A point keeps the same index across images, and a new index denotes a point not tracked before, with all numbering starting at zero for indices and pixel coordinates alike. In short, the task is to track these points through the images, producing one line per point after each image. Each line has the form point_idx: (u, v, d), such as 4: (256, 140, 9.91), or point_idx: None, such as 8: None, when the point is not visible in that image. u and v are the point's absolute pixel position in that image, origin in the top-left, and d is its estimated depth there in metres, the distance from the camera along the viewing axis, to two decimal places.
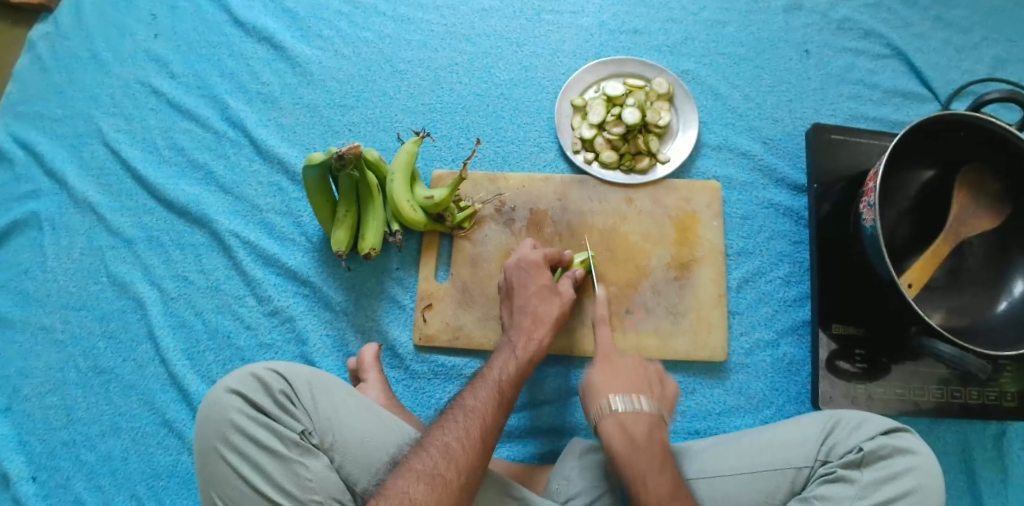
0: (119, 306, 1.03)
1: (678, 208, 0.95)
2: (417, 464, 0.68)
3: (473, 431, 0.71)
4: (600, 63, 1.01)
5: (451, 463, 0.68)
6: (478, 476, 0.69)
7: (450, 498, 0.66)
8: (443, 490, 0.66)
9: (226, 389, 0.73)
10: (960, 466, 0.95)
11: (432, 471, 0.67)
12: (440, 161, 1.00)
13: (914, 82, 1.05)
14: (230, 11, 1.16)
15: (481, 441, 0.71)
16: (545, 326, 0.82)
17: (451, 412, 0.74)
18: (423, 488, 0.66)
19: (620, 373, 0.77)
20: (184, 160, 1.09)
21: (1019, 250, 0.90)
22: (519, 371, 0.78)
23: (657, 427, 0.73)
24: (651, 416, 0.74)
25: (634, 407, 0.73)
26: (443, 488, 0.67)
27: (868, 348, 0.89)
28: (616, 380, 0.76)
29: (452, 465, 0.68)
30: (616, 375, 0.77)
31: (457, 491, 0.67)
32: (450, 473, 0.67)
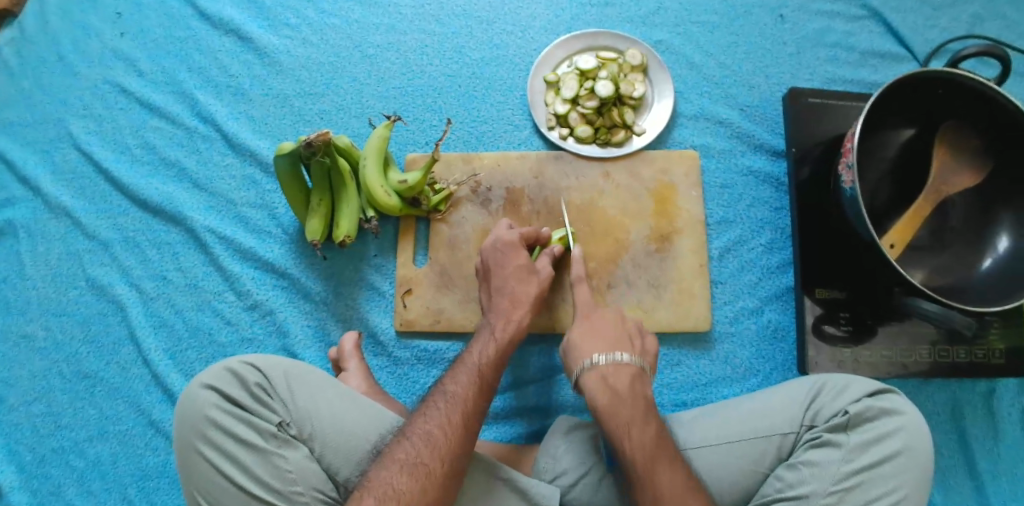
0: (100, 310, 1.01)
1: (656, 180, 0.94)
2: (399, 455, 0.67)
3: (456, 416, 0.70)
4: (571, 37, 0.99)
5: (434, 450, 0.67)
6: (463, 461, 0.68)
7: (435, 486, 0.65)
8: (427, 478, 0.65)
9: (201, 385, 0.72)
10: (951, 426, 0.95)
11: (414, 460, 0.66)
12: (413, 145, 0.99)
13: (891, 42, 1.03)
14: (194, 4, 1.10)
15: (463, 427, 0.69)
16: (524, 306, 0.81)
17: (431, 399, 0.73)
18: (406, 477, 0.65)
19: (600, 332, 0.79)
20: (156, 158, 1.05)
21: (1002, 206, 0.89)
22: (498, 353, 0.78)
23: (640, 380, 0.75)
24: (634, 369, 0.75)
25: (613, 360, 0.75)
26: (426, 476, 0.66)
27: (853, 311, 0.88)
28: (592, 341, 0.78)
29: (435, 453, 0.67)
30: (596, 333, 0.79)
31: (441, 478, 0.66)
32: (434, 461, 0.66)
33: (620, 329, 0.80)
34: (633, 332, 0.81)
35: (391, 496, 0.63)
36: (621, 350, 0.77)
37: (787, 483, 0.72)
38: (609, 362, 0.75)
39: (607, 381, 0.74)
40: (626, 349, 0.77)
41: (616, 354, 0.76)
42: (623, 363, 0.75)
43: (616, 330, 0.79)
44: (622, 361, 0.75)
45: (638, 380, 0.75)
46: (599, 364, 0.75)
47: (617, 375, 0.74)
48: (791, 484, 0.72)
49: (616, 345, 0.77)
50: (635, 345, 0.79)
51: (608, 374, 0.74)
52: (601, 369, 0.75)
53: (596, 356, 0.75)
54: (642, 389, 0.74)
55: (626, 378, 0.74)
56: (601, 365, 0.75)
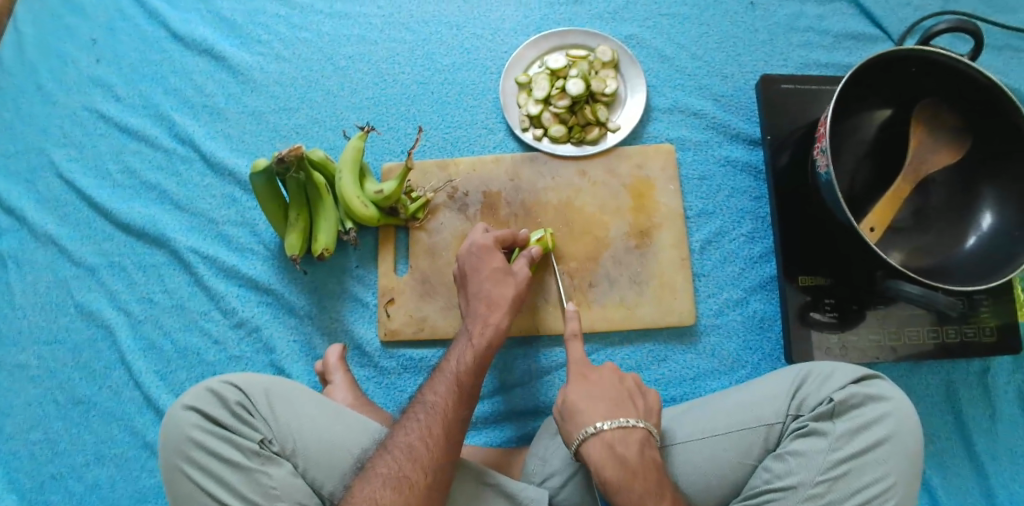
0: (90, 335, 1.00)
1: (633, 175, 0.94)
2: (380, 470, 0.67)
3: (436, 427, 0.70)
4: (541, 37, 0.98)
5: (416, 463, 0.67)
6: (449, 472, 0.69)
7: (419, 497, 0.65)
8: (410, 490, 0.66)
9: (182, 406, 0.72)
10: (946, 407, 0.93)
11: (396, 475, 0.66)
12: (389, 154, 0.99)
13: (864, 23, 1.03)
14: (167, 26, 1.09)
15: (444, 440, 0.69)
16: (501, 309, 0.81)
17: (411, 410, 0.73)
18: (389, 491, 0.65)
19: (601, 392, 0.74)
20: (137, 182, 1.04)
21: (983, 182, 0.88)
22: (477, 363, 0.76)
23: (649, 446, 0.70)
24: (642, 432, 0.70)
25: (619, 424, 0.70)
26: (409, 489, 0.66)
27: (838, 297, 0.88)
28: (589, 397, 0.73)
29: (417, 466, 0.67)
30: (596, 393, 0.74)
31: (425, 490, 0.66)
32: (416, 473, 0.67)
33: (621, 389, 0.75)
34: (634, 389, 0.75)
35: None
36: (626, 413, 0.72)
37: (775, 474, 0.71)
38: (616, 429, 0.70)
39: (615, 451, 0.68)
40: (630, 410, 0.72)
41: (622, 421, 0.70)
42: (630, 428, 0.70)
43: (618, 389, 0.74)
44: (629, 427, 0.70)
45: (647, 446, 0.70)
46: (604, 432, 0.70)
47: (626, 443, 0.69)
48: (778, 475, 0.71)
49: (620, 408, 0.72)
50: (638, 405, 0.73)
51: (615, 442, 0.69)
52: (607, 438, 0.69)
53: (600, 424, 0.70)
54: (652, 455, 0.70)
55: (635, 447, 0.69)
56: (607, 433, 0.69)
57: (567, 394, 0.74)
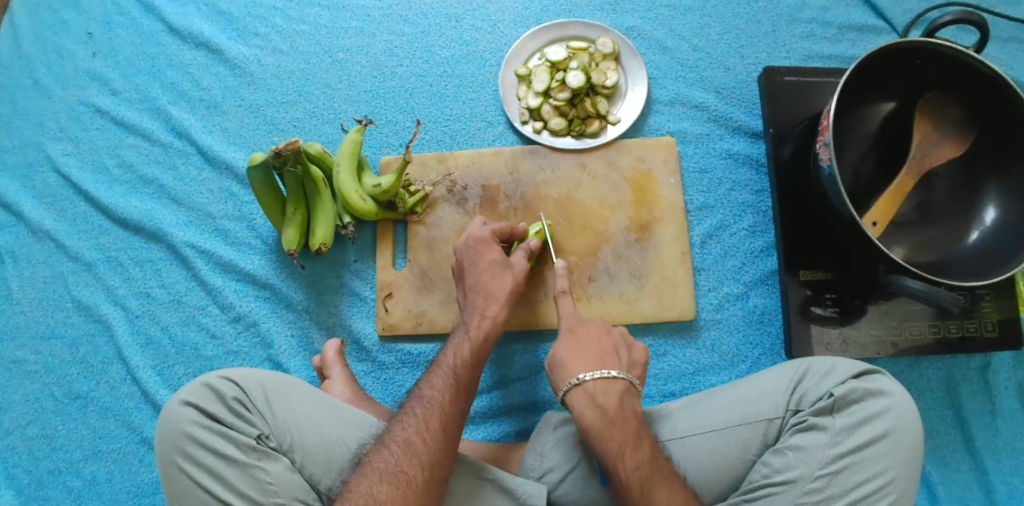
0: (87, 330, 0.99)
1: (633, 169, 0.93)
2: (377, 466, 0.66)
3: (434, 422, 0.70)
4: (541, 29, 0.97)
5: (414, 458, 0.67)
6: (447, 467, 0.68)
7: (416, 493, 0.65)
8: (408, 486, 0.65)
9: (178, 401, 0.71)
10: (948, 402, 0.93)
11: (394, 469, 0.66)
12: (387, 147, 0.98)
13: (869, 15, 1.01)
14: (164, 19, 1.08)
15: (441, 435, 0.69)
16: (499, 301, 0.81)
17: (409, 405, 0.72)
18: (386, 486, 0.65)
19: (586, 347, 0.77)
20: (134, 177, 1.03)
21: (988, 176, 0.87)
22: (473, 357, 0.76)
23: (629, 396, 0.73)
24: (622, 383, 0.73)
25: (601, 376, 0.73)
26: (407, 484, 0.66)
27: (839, 292, 0.87)
28: (574, 352, 0.76)
29: (414, 461, 0.67)
30: (581, 349, 0.77)
31: (422, 485, 0.66)
32: (414, 469, 0.66)
33: (607, 345, 0.78)
34: (619, 344, 0.78)
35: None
36: (608, 365, 0.75)
37: (773, 469, 0.71)
38: (597, 380, 0.72)
39: (596, 401, 0.71)
40: (613, 363, 0.75)
41: (604, 372, 0.73)
42: (611, 379, 0.73)
43: (602, 343, 0.77)
44: (611, 378, 0.73)
45: (628, 396, 0.73)
46: (586, 382, 0.73)
47: (606, 393, 0.72)
48: (777, 470, 0.70)
49: (602, 361, 0.75)
50: (622, 358, 0.76)
51: (596, 393, 0.72)
52: (589, 389, 0.72)
53: (582, 374, 0.73)
54: (631, 404, 0.72)
55: (615, 396, 0.72)
56: (590, 384, 0.72)
57: (554, 349, 0.78)
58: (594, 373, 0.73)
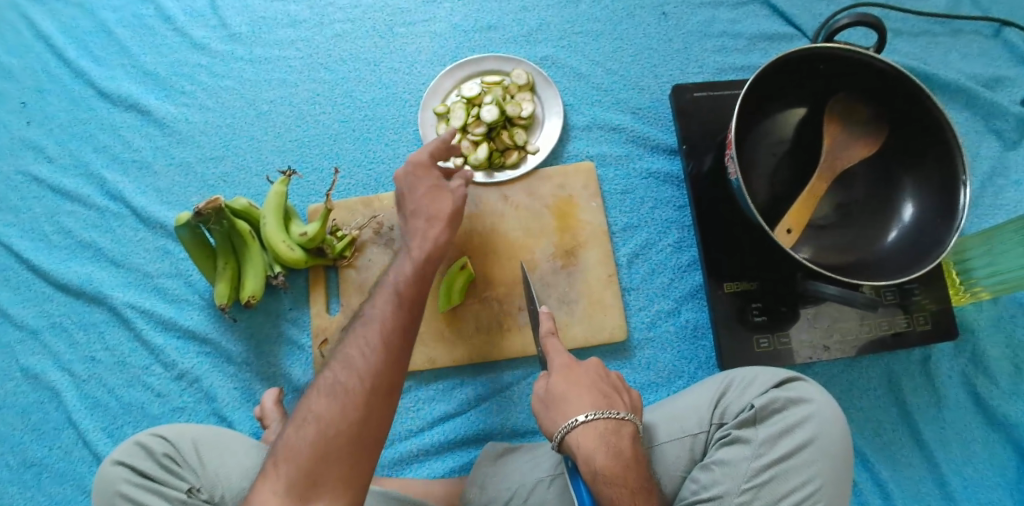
0: (36, 398, 1.00)
1: (555, 196, 0.94)
2: (314, 396, 0.66)
3: (372, 336, 0.67)
4: (455, 67, 0.99)
5: (352, 371, 0.66)
6: (394, 378, 0.66)
7: (356, 401, 0.64)
8: (345, 397, 0.64)
9: (112, 462, 0.75)
10: (890, 398, 0.92)
11: (332, 385, 0.65)
12: (315, 195, 1.00)
13: (778, 23, 1.03)
14: (94, 84, 1.10)
15: (381, 353, 0.66)
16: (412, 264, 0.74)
17: (354, 328, 0.70)
18: (327, 399, 0.65)
19: (584, 382, 0.71)
20: (73, 242, 1.05)
21: (902, 173, 0.88)
22: (413, 273, 0.73)
23: (635, 440, 0.68)
24: (630, 426, 0.68)
25: (613, 417, 0.67)
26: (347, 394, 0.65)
27: (765, 300, 0.87)
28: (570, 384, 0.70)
29: (353, 371, 0.66)
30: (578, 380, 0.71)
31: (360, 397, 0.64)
32: (352, 380, 0.65)
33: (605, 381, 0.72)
34: (615, 384, 0.72)
35: (313, 417, 0.64)
36: (613, 404, 0.69)
37: (701, 485, 0.70)
38: (609, 421, 0.67)
39: (608, 443, 0.66)
40: (615, 399, 0.70)
41: (613, 412, 0.68)
42: (620, 421, 0.68)
43: (604, 381, 0.71)
44: (620, 420, 0.68)
45: (634, 440, 0.68)
46: (596, 423, 0.67)
47: (618, 435, 0.67)
48: (704, 486, 0.70)
49: (607, 401, 0.69)
50: (624, 397, 0.71)
51: (608, 434, 0.66)
52: (601, 428, 0.66)
53: (590, 414, 0.67)
54: (638, 449, 0.68)
55: (625, 439, 0.67)
56: (601, 424, 0.67)
57: (551, 383, 0.70)
58: (603, 415, 0.68)
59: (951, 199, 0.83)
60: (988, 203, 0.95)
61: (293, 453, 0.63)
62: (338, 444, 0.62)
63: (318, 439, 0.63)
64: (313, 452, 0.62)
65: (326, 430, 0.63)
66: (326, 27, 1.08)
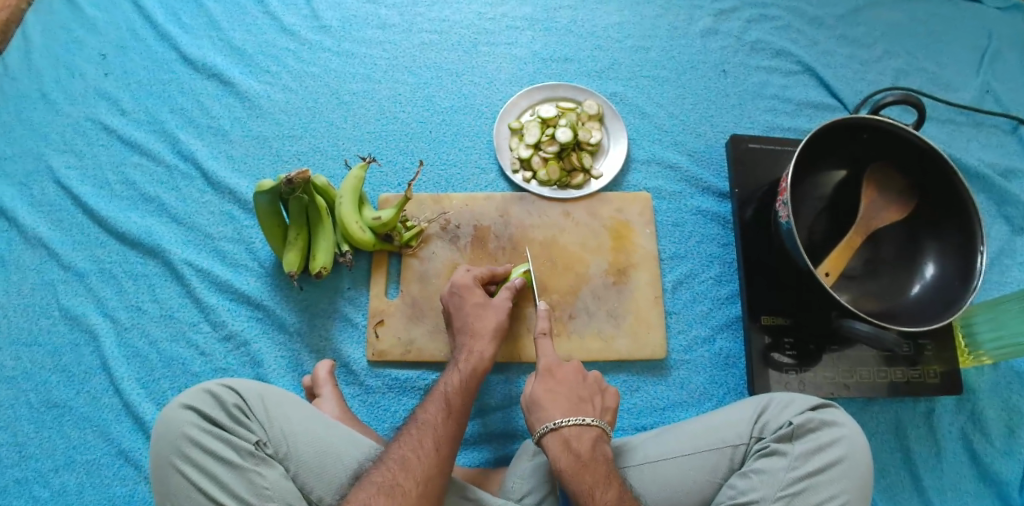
0: (72, 339, 0.99)
1: (613, 218, 1.02)
2: (411, 440, 0.76)
3: (466, 373, 0.84)
4: (533, 89, 1.08)
5: (451, 395, 0.82)
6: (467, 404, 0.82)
7: (455, 419, 0.79)
8: (451, 414, 0.79)
9: (180, 405, 0.75)
10: (894, 443, 0.99)
11: (438, 404, 0.80)
12: (386, 185, 1.06)
13: (824, 94, 1.15)
14: (179, 49, 1.16)
15: (468, 395, 0.83)
16: (484, 338, 0.88)
17: (448, 368, 0.87)
18: (439, 411, 0.79)
19: (563, 387, 0.82)
20: (136, 194, 1.08)
21: (927, 237, 0.97)
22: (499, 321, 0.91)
23: (601, 443, 0.78)
24: (594, 431, 0.78)
25: (578, 424, 0.78)
26: (449, 413, 0.80)
27: (796, 337, 0.95)
28: (549, 391, 0.82)
29: (452, 395, 0.82)
30: (558, 385, 0.83)
31: (456, 414, 0.80)
32: (455, 400, 0.81)
33: (583, 387, 0.83)
34: (594, 386, 0.84)
35: (422, 423, 0.78)
36: (582, 408, 0.80)
37: (739, 490, 0.76)
38: (572, 426, 0.77)
39: (571, 446, 0.76)
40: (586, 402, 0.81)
41: (577, 418, 0.78)
42: (585, 428, 0.78)
43: (579, 388, 0.82)
44: (585, 425, 0.78)
45: (599, 443, 0.78)
46: (563, 428, 0.77)
47: (580, 439, 0.77)
48: (742, 491, 0.76)
49: (578, 406, 0.80)
50: (596, 404, 0.82)
51: (571, 438, 0.77)
52: (565, 433, 0.77)
53: (559, 419, 0.78)
54: (603, 452, 0.77)
55: (588, 442, 0.77)
56: (565, 428, 0.77)
57: (533, 389, 0.82)
58: (572, 420, 0.78)
59: (970, 264, 0.91)
60: (996, 279, 1.05)
61: (398, 491, 0.70)
62: (431, 491, 0.72)
63: (417, 484, 0.71)
64: (414, 496, 0.70)
65: (429, 448, 0.75)
66: (413, 35, 1.16)
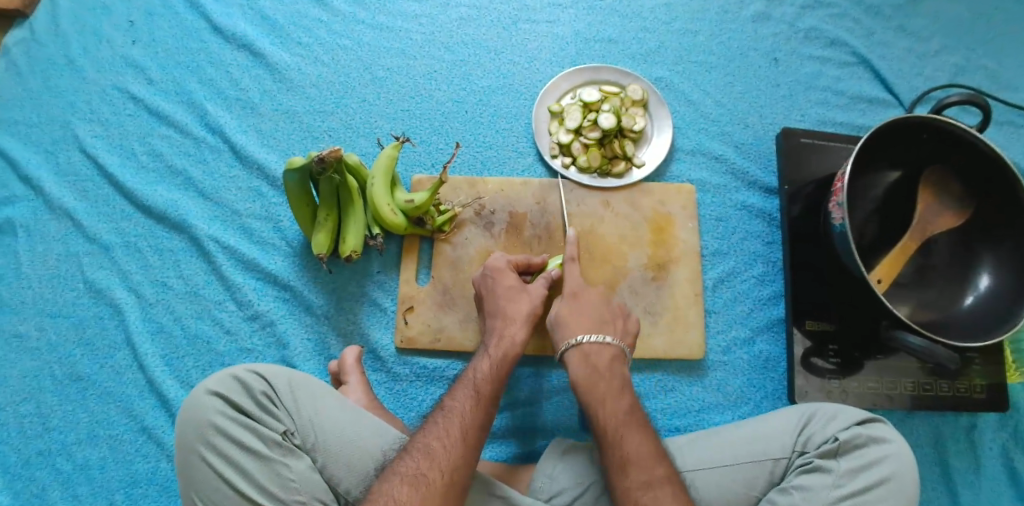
0: (96, 313, 0.97)
1: (654, 210, 0.98)
2: (437, 429, 0.71)
3: (496, 360, 0.79)
4: (575, 70, 1.04)
5: (482, 381, 0.77)
6: (498, 391, 0.77)
7: (486, 406, 0.74)
8: (481, 400, 0.74)
9: (205, 390, 0.72)
10: (933, 456, 0.94)
11: (468, 391, 0.75)
12: (419, 166, 1.02)
13: (879, 89, 1.09)
14: (208, 17, 1.11)
15: (499, 381, 0.78)
16: (517, 323, 0.83)
17: (478, 354, 0.82)
18: (468, 400, 0.74)
19: (587, 312, 0.86)
20: (162, 166, 1.04)
21: (983, 246, 0.91)
22: (534, 308, 0.85)
23: (619, 361, 0.82)
24: (616, 350, 0.83)
25: (599, 340, 0.82)
26: (479, 399, 0.75)
27: (841, 344, 0.91)
28: (590, 368, 0.80)
29: (483, 381, 0.76)
30: (583, 313, 0.85)
31: (486, 401, 0.75)
32: (485, 387, 0.76)
33: (605, 309, 0.87)
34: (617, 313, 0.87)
35: (451, 412, 0.73)
36: (605, 332, 0.84)
37: None
38: (594, 343, 0.82)
39: (589, 360, 0.81)
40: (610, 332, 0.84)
41: (601, 336, 0.83)
42: (606, 344, 0.83)
43: (603, 310, 0.86)
44: (605, 343, 0.82)
45: (617, 361, 0.82)
46: (584, 344, 0.82)
47: (599, 354, 0.81)
48: None
49: (601, 327, 0.84)
50: (618, 327, 0.85)
51: (591, 353, 0.81)
52: (585, 349, 0.82)
53: (581, 337, 0.82)
54: (620, 370, 0.81)
55: (606, 358, 0.82)
56: (586, 345, 0.82)
57: (558, 310, 0.86)
58: (593, 337, 0.82)
59: None
60: None
61: (423, 481, 0.67)
62: (459, 481, 0.68)
63: (443, 475, 0.68)
64: (440, 487, 0.67)
65: (457, 437, 0.70)
66: (451, 9, 1.11)
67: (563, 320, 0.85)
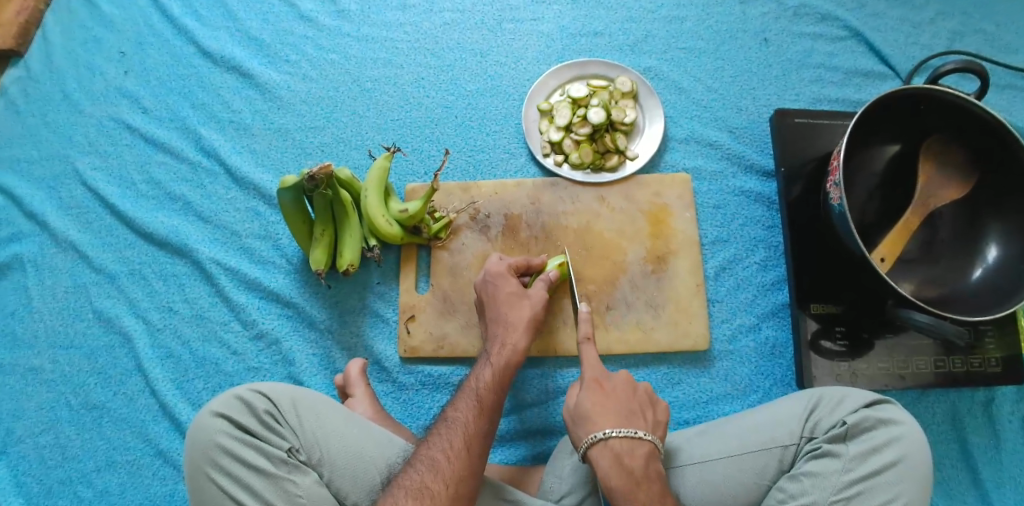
0: (107, 341, 0.99)
1: (650, 202, 0.97)
2: (441, 441, 0.71)
3: (496, 369, 0.79)
4: (562, 67, 1.03)
5: (486, 389, 0.77)
6: (499, 401, 0.77)
7: (489, 417, 0.74)
8: (482, 411, 0.74)
9: (210, 412, 0.73)
10: (951, 435, 0.92)
11: (471, 402, 0.75)
12: (412, 175, 1.02)
13: (874, 61, 1.06)
14: (197, 42, 1.12)
15: (500, 387, 0.77)
16: (519, 330, 0.83)
17: (479, 360, 0.82)
18: (471, 409, 0.74)
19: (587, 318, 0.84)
20: (161, 193, 1.05)
21: (990, 217, 0.89)
22: (536, 314, 0.85)
23: (653, 459, 0.70)
24: (647, 445, 0.70)
25: (628, 435, 0.70)
26: (482, 411, 0.74)
27: (848, 324, 0.90)
28: (625, 474, 0.68)
29: (488, 390, 0.76)
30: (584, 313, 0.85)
31: (487, 411, 0.75)
32: (487, 395, 0.76)
33: (634, 398, 0.75)
34: (644, 402, 0.74)
35: (453, 424, 0.73)
36: (636, 425, 0.71)
37: (788, 494, 0.72)
38: (624, 439, 0.69)
39: (621, 462, 0.69)
40: (640, 425, 0.72)
41: (630, 431, 0.70)
42: (637, 439, 0.70)
43: (630, 400, 0.73)
44: (637, 439, 0.70)
45: (652, 458, 0.70)
46: (612, 440, 0.70)
47: (632, 454, 0.69)
48: (792, 495, 0.72)
49: (630, 419, 0.72)
50: (648, 417, 0.73)
51: (622, 454, 0.69)
52: (615, 447, 0.69)
53: (609, 431, 0.70)
54: (655, 468, 0.70)
55: (640, 458, 0.69)
56: (615, 442, 0.69)
57: (579, 399, 0.74)
58: (622, 432, 0.70)
59: None
60: None
61: (427, 494, 0.67)
62: (464, 493, 0.68)
63: (448, 487, 0.68)
64: (444, 499, 0.67)
65: (461, 450, 0.70)
66: (434, 15, 1.11)
67: (586, 411, 0.73)
